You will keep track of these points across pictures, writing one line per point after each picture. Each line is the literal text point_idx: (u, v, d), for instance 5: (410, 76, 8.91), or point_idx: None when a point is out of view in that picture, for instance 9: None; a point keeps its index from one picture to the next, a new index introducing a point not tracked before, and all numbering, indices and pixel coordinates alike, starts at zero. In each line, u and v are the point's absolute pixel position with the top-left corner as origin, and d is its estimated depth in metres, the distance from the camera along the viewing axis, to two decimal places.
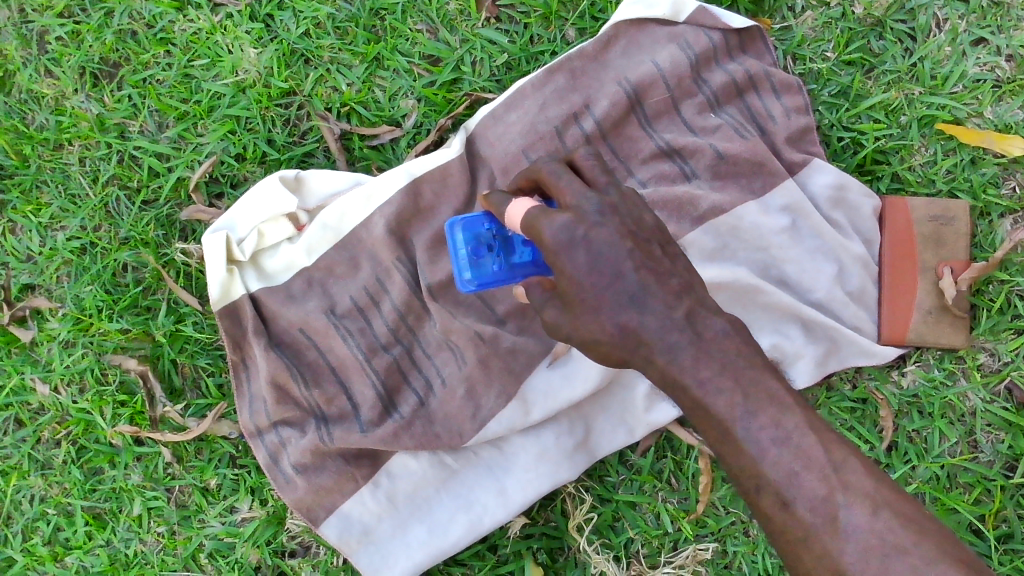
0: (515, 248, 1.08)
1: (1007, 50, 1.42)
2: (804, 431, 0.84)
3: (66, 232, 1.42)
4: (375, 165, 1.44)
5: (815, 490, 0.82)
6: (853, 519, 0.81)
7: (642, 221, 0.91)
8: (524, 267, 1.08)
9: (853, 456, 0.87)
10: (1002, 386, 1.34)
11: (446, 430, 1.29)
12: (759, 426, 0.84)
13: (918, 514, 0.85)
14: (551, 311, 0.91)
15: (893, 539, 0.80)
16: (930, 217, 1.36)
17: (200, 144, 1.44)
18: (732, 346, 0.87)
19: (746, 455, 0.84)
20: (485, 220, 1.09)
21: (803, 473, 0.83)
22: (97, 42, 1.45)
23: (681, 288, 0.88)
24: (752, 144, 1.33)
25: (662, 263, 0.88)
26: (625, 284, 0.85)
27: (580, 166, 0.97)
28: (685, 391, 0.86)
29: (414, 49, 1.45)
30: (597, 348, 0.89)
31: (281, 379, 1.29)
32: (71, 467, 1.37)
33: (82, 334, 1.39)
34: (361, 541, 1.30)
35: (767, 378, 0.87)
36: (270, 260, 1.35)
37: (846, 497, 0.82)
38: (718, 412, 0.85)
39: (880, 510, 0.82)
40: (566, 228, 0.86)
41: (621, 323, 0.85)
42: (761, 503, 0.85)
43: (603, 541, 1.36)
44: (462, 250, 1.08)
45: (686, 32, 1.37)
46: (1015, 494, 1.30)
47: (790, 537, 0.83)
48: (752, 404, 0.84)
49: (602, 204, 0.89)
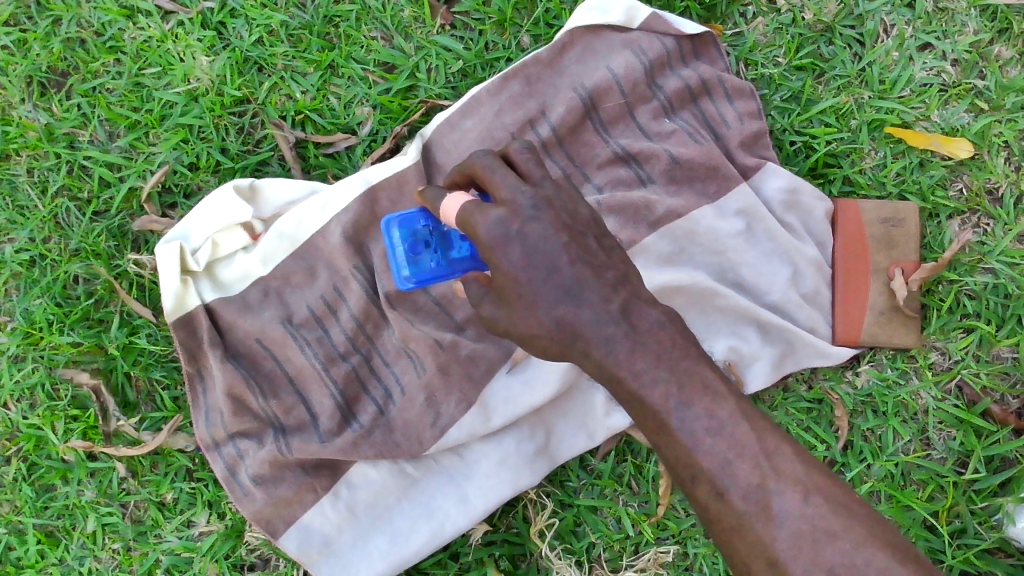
0: (453, 243, 1.08)
1: (952, 55, 1.45)
2: (737, 420, 0.86)
3: (13, 244, 1.39)
4: (331, 173, 1.43)
5: (748, 479, 0.84)
6: (785, 506, 0.83)
7: (576, 214, 0.91)
8: (463, 262, 1.09)
9: (786, 443, 0.88)
10: (952, 384, 1.36)
11: (406, 438, 1.29)
12: (693, 416, 0.85)
13: (848, 498, 0.87)
14: (488, 307, 0.91)
15: (823, 524, 0.82)
16: (881, 219, 1.38)
17: (152, 154, 1.42)
18: (668, 337, 0.88)
19: (680, 445, 0.86)
20: (421, 216, 1.10)
21: (737, 462, 0.84)
22: (45, 51, 1.43)
23: (617, 280, 0.89)
24: (706, 149, 1.34)
25: (597, 256, 0.89)
26: (561, 279, 0.86)
27: (515, 160, 0.97)
28: (621, 383, 0.87)
29: (368, 56, 1.44)
30: (534, 343, 0.89)
31: (238, 390, 1.28)
32: (21, 484, 1.34)
33: (32, 348, 1.36)
34: (322, 552, 1.29)
35: (702, 368, 0.88)
36: (225, 270, 1.33)
37: (779, 483, 0.84)
38: (654, 405, 0.86)
39: (812, 495, 0.84)
40: (500, 223, 0.87)
41: (558, 317, 0.86)
42: (696, 493, 0.86)
43: (565, 546, 1.36)
44: (399, 247, 1.08)
45: (640, 39, 1.38)
46: (967, 489, 1.32)
47: (725, 526, 0.85)
48: (686, 394, 0.86)
49: (536, 197, 0.89)
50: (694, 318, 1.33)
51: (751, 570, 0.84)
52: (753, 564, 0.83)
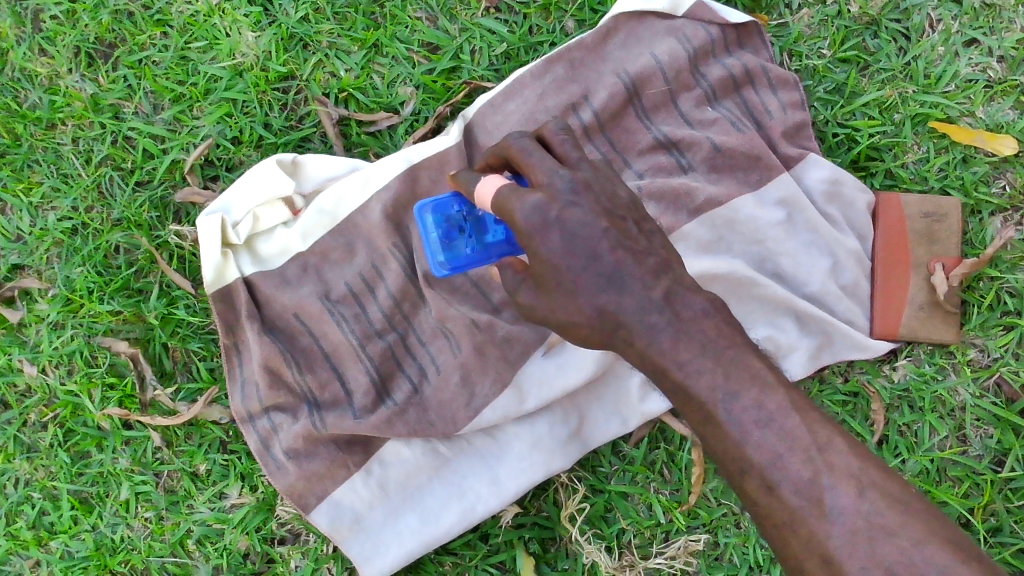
0: (487, 228, 1.07)
1: (998, 52, 1.44)
2: (787, 411, 0.85)
3: (57, 212, 1.41)
4: (373, 151, 1.44)
5: (800, 473, 0.83)
6: (838, 501, 0.82)
7: (615, 197, 0.90)
8: (498, 246, 1.07)
9: (838, 435, 0.87)
10: (991, 381, 1.35)
11: (440, 418, 1.28)
12: (741, 407, 0.85)
13: (905, 492, 0.85)
14: (525, 293, 0.91)
15: (879, 521, 0.80)
16: (923, 213, 1.37)
17: (196, 127, 1.43)
18: (712, 326, 0.88)
19: (729, 437, 0.85)
20: (455, 201, 1.09)
21: (788, 454, 0.83)
22: (93, 22, 1.44)
23: (659, 266, 0.88)
24: (749, 138, 1.34)
25: (638, 242, 0.88)
26: (601, 267, 0.85)
27: (550, 142, 0.96)
28: (665, 373, 0.87)
29: (413, 37, 1.45)
30: (575, 330, 0.89)
31: (274, 363, 1.28)
32: (57, 450, 1.35)
33: (71, 315, 1.38)
34: (352, 529, 1.30)
35: (750, 357, 0.87)
36: (265, 244, 1.34)
37: (832, 478, 0.83)
38: (699, 395, 0.86)
39: (866, 491, 0.82)
40: (538, 209, 0.86)
41: (599, 306, 0.86)
42: (746, 486, 0.86)
43: (595, 531, 1.36)
44: (434, 233, 1.08)
45: (685, 26, 1.38)
46: (1003, 488, 1.31)
47: (775, 521, 0.84)
48: (734, 384, 0.86)
49: (574, 180, 0.88)
50: (732, 306, 1.32)
51: (802, 565, 0.83)
52: (805, 561, 0.82)
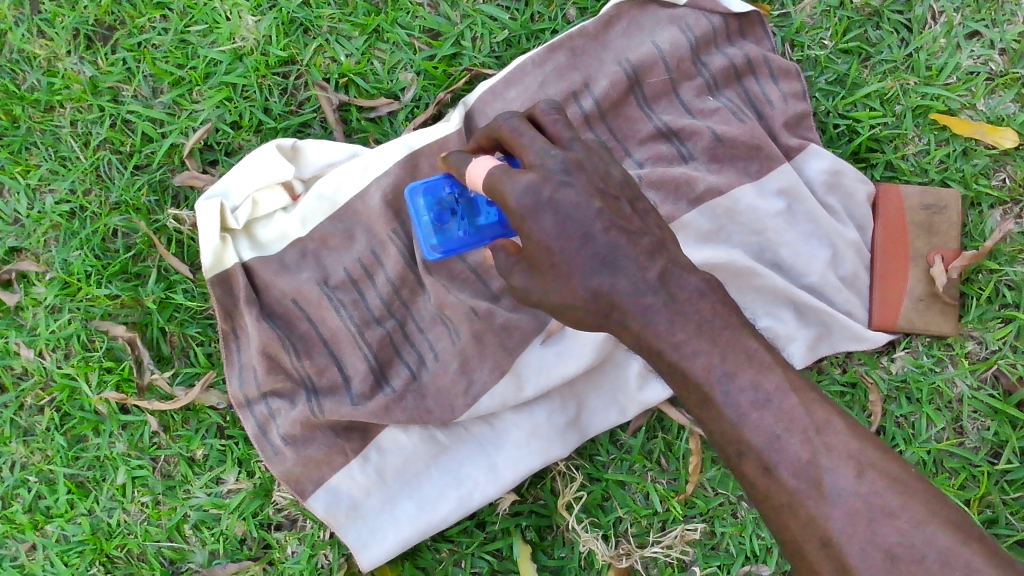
0: (480, 210, 1.06)
1: (1000, 44, 1.43)
2: (785, 392, 0.85)
3: (55, 195, 1.40)
4: (373, 137, 1.43)
5: (798, 455, 0.83)
6: (837, 483, 0.81)
7: (609, 176, 0.91)
8: (492, 228, 1.07)
9: (837, 415, 0.86)
10: (989, 373, 1.35)
11: (438, 405, 1.28)
12: (738, 389, 0.84)
13: (905, 473, 0.84)
14: (517, 277, 0.92)
15: (879, 501, 0.80)
16: (922, 205, 1.37)
17: (195, 111, 1.42)
18: (708, 306, 0.87)
19: (726, 419, 0.85)
20: (446, 184, 1.09)
21: (786, 435, 0.83)
22: (92, 4, 1.43)
23: (653, 247, 0.87)
24: (751, 128, 1.33)
25: (632, 221, 0.88)
26: (595, 247, 0.85)
27: (542, 122, 0.97)
28: (660, 354, 0.87)
29: (414, 23, 1.45)
30: (571, 313, 0.89)
31: (272, 349, 1.27)
32: (54, 434, 1.35)
33: (69, 299, 1.37)
34: (349, 515, 1.29)
35: (747, 339, 0.87)
36: (264, 229, 1.34)
37: (831, 459, 0.82)
38: (696, 376, 0.85)
39: (866, 471, 0.82)
40: (530, 190, 0.85)
41: (594, 288, 0.85)
42: (743, 469, 0.85)
43: (591, 520, 1.36)
44: (425, 217, 1.08)
45: (687, 15, 1.38)
46: (999, 479, 1.32)
47: (773, 503, 0.84)
48: (730, 365, 0.85)
49: (565, 162, 0.88)
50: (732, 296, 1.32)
51: (801, 549, 0.83)
52: (805, 544, 0.82)
